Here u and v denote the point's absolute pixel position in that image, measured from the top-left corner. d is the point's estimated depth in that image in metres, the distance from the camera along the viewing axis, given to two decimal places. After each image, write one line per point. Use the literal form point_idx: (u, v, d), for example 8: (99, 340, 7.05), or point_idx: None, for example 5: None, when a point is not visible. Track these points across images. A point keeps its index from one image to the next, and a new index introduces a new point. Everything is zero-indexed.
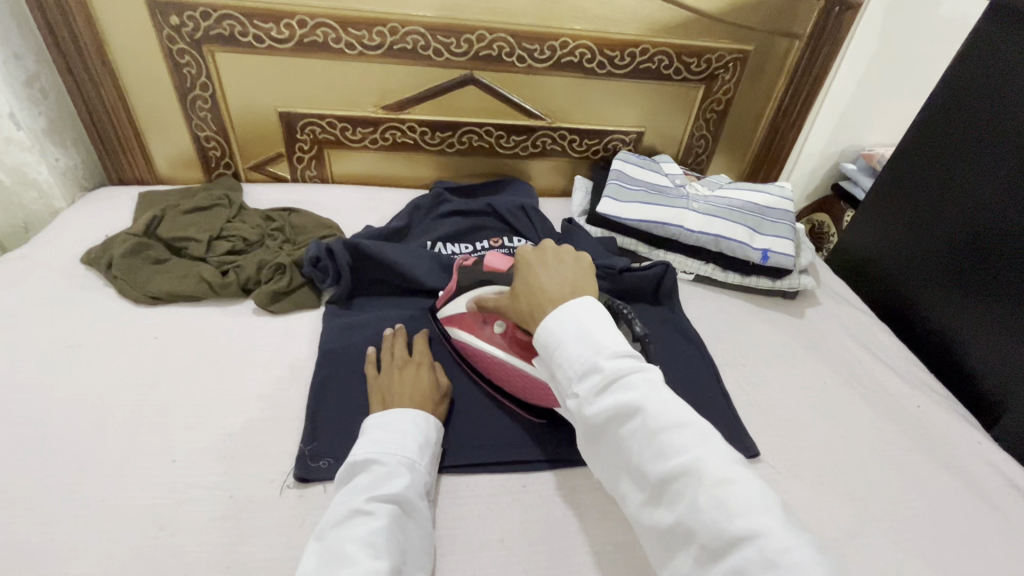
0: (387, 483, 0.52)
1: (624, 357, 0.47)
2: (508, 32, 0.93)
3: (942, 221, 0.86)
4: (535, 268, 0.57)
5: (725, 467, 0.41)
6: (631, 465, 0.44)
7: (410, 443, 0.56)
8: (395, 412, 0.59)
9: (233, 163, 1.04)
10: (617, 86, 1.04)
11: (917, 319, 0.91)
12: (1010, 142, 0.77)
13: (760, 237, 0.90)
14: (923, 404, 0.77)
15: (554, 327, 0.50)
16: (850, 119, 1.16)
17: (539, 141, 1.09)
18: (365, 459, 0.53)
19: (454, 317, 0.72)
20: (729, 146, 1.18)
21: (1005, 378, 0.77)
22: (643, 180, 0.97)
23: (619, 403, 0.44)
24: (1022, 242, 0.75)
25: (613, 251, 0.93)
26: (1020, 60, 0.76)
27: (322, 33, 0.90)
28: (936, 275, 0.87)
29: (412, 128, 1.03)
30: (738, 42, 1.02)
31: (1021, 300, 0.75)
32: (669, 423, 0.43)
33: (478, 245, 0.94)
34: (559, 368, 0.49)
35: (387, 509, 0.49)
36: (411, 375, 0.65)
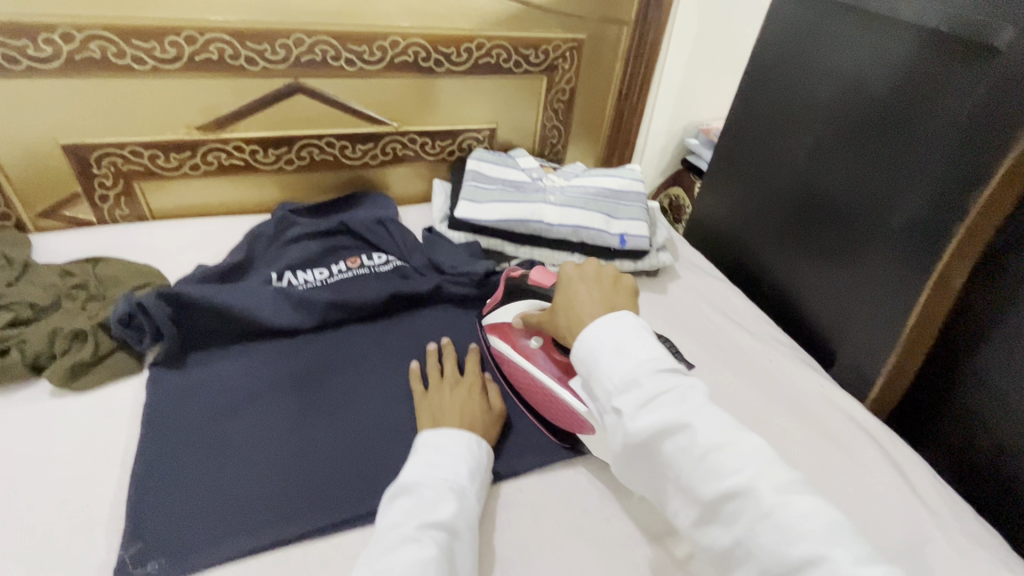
0: (435, 511, 0.53)
1: (663, 371, 0.51)
2: (329, 33, 0.87)
3: (776, 188, 0.93)
4: (575, 284, 0.62)
5: (774, 486, 0.44)
6: (680, 484, 0.47)
7: (461, 470, 0.58)
8: (441, 432, 0.61)
9: (13, 214, 0.86)
10: (462, 82, 1.01)
11: (765, 282, 0.98)
12: (819, 109, 0.85)
13: (615, 222, 0.93)
14: (773, 359, 0.84)
15: (591, 339, 0.55)
16: (687, 95, 1.23)
17: (390, 147, 1.02)
18: (416, 482, 0.55)
19: (496, 326, 0.77)
20: (582, 129, 1.19)
21: (837, 322, 0.85)
22: (501, 178, 0.96)
23: (666, 418, 0.48)
24: (845, 199, 0.82)
25: (479, 254, 0.91)
26: (809, 37, 0.85)
27: (97, 47, 0.77)
28: (771, 231, 0.95)
29: (238, 148, 0.92)
30: (572, 32, 1.04)
31: (850, 250, 0.81)
32: (720, 439, 0.46)
33: (334, 268, 0.86)
34: (601, 384, 0.53)
35: (437, 537, 0.50)
36: (464, 397, 0.67)
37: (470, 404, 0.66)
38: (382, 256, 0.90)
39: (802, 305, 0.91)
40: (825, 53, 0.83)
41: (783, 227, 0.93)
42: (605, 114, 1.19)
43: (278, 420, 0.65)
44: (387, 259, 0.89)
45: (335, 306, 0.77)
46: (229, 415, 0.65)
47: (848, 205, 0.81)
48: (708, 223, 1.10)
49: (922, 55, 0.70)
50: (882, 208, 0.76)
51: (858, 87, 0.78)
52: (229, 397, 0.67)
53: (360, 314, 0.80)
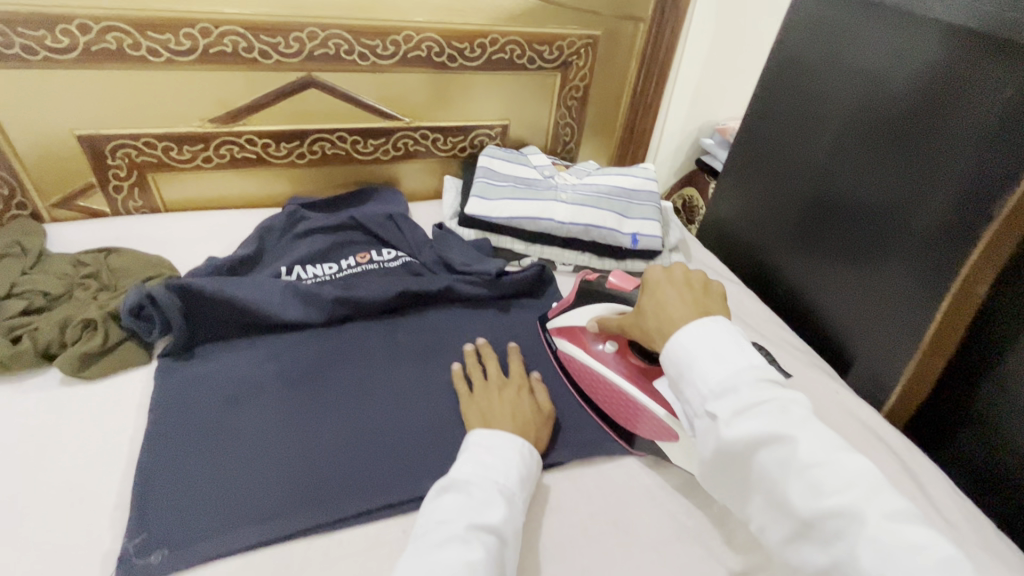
0: (760, 387, 0.64)
1: (761, 382, 0.64)
2: (435, 34, 1.27)
3: (800, 189, 1.15)
4: (663, 287, 0.79)
5: (883, 515, 0.54)
6: (775, 494, 0.60)
7: (752, 357, 0.67)
8: (686, 328, 0.71)
9: (125, 185, 1.29)
10: (495, 79, 1.39)
11: (786, 266, 1.22)
12: (841, 119, 1.04)
13: (627, 222, 1.34)
14: (788, 361, 1.10)
15: (681, 351, 0.70)
16: (703, 96, 1.54)
17: (403, 142, 1.42)
18: (702, 361, 0.67)
19: (570, 330, 1.03)
20: (592, 128, 1.56)
21: (849, 296, 1.08)
22: (514, 176, 1.37)
23: (759, 428, 0.61)
24: (864, 197, 1.02)
25: (485, 251, 1.31)
26: (834, 57, 1.04)
27: (231, 42, 1.17)
28: (795, 225, 1.17)
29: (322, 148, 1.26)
30: (586, 29, 1.37)
31: (866, 239, 1.03)
32: (818, 456, 0.58)
33: (346, 262, 1.24)
34: (694, 386, 0.67)
35: (774, 419, 0.61)
36: (514, 397, 0.94)
37: (522, 406, 0.92)
38: (392, 252, 1.28)
39: (820, 283, 1.14)
40: (849, 72, 1.02)
41: (832, 208, 1.09)
42: (619, 106, 1.53)
43: None
44: None
45: None
46: None
47: (884, 198, 0.99)
48: (759, 206, 1.26)
49: (956, 55, 0.85)
50: (896, 207, 0.97)
51: (879, 101, 0.97)
52: None
53: None
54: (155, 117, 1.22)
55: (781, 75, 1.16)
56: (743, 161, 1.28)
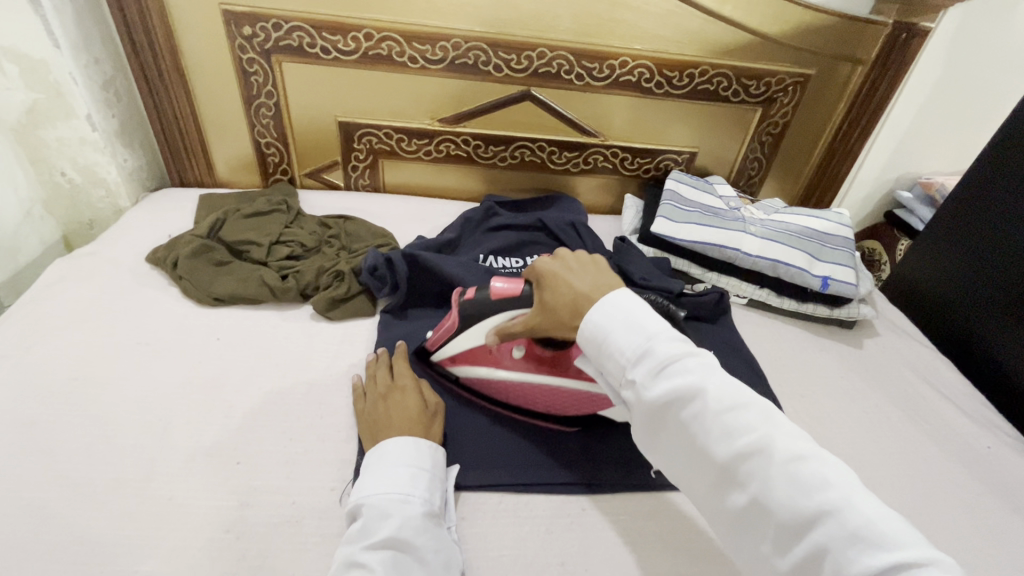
0: (377, 527, 0.49)
1: (676, 340, 0.49)
2: (569, 49, 0.92)
3: (1018, 262, 0.81)
4: (562, 276, 0.57)
5: (795, 443, 0.42)
6: (697, 453, 0.45)
7: (400, 477, 0.53)
8: (377, 453, 0.56)
9: None
10: (675, 107, 1.00)
11: (980, 357, 0.86)
12: None
13: (819, 263, 0.86)
14: (993, 446, 0.74)
15: (596, 321, 0.52)
16: (911, 146, 1.09)
17: (590, 157, 1.06)
18: (362, 503, 0.52)
19: (464, 355, 0.69)
20: (783, 169, 1.10)
21: None
22: (698, 202, 0.95)
23: (678, 386, 0.46)
24: None
25: (667, 272, 0.89)
26: None
27: (387, 47, 0.90)
28: (999, 308, 0.83)
29: (466, 141, 1.02)
30: (799, 66, 0.96)
31: None
32: (732, 402, 0.45)
33: (529, 259, 0.93)
34: (612, 358, 0.50)
35: (383, 556, 0.47)
36: (399, 402, 0.62)
37: (410, 409, 0.62)
38: None
39: None
40: None
41: None
42: (814, 151, 1.08)
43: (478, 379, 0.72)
44: None
45: None
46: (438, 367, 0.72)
47: None
48: (995, 271, 0.84)
49: None
50: None
51: None
52: None
53: None
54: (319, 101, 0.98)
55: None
56: (959, 223, 0.91)
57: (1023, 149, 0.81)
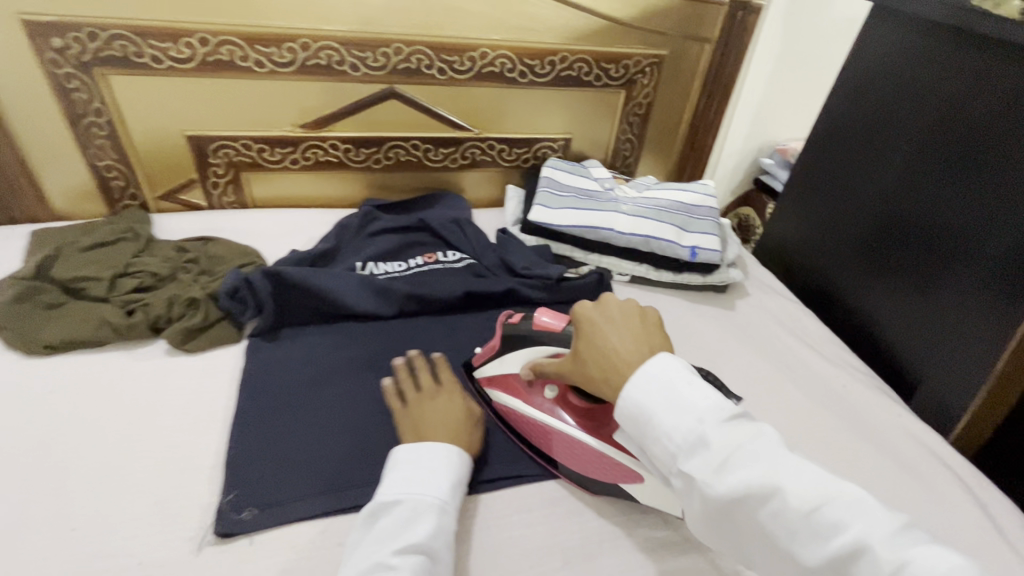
0: (412, 531, 0.50)
1: (730, 420, 0.44)
2: (426, 44, 0.90)
3: (857, 212, 0.88)
4: (601, 328, 0.54)
5: (888, 538, 0.37)
6: (780, 553, 0.40)
7: (442, 486, 0.54)
8: (427, 446, 0.57)
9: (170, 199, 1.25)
10: (542, 95, 1.01)
11: (835, 302, 0.93)
12: (914, 125, 0.79)
13: (687, 235, 0.90)
14: (848, 384, 0.79)
15: (635, 397, 0.48)
16: (764, 116, 1.17)
17: (468, 152, 1.05)
18: (395, 502, 0.52)
19: (498, 381, 0.68)
20: (655, 147, 1.15)
21: (913, 345, 0.80)
22: (574, 186, 0.97)
23: (749, 482, 0.41)
24: (937, 228, 0.76)
25: (549, 259, 0.91)
26: (905, 60, 0.79)
27: (227, 51, 0.84)
28: (850, 256, 0.90)
29: (334, 146, 0.98)
30: (652, 47, 1.00)
31: (937, 287, 0.76)
32: (814, 493, 0.40)
33: (412, 262, 0.90)
34: (662, 444, 0.45)
35: (413, 563, 0.47)
36: (444, 403, 0.62)
37: (452, 413, 0.62)
38: (455, 254, 0.93)
39: (894, 329, 0.83)
40: (919, 73, 0.78)
41: (899, 238, 0.82)
42: (680, 127, 1.12)
43: (357, 394, 0.68)
44: (460, 257, 0.92)
45: (412, 299, 0.80)
46: (312, 387, 0.68)
47: (961, 227, 0.73)
48: (836, 224, 0.92)
49: None
50: (973, 241, 0.72)
51: (960, 108, 0.73)
52: (312, 373, 0.70)
53: (437, 307, 0.82)
54: (166, 119, 0.89)
55: (850, 92, 0.88)
56: (805, 184, 0.97)
57: (852, 108, 0.87)
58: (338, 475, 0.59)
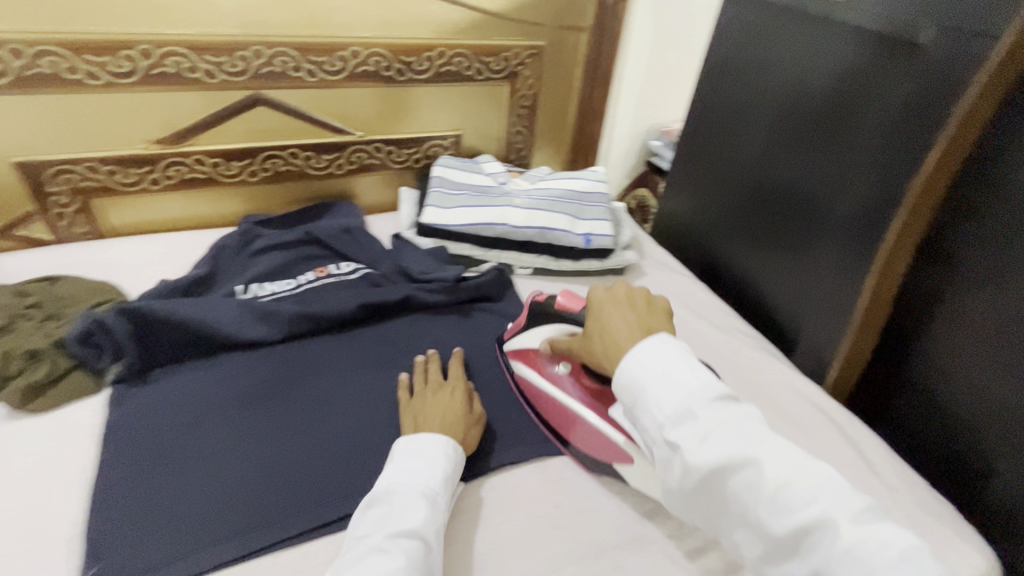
0: (403, 518, 0.50)
1: (720, 401, 0.47)
2: (289, 45, 0.84)
3: (733, 185, 0.91)
4: (607, 309, 0.58)
5: (849, 512, 0.41)
6: (749, 522, 0.43)
7: (434, 476, 0.55)
8: (426, 439, 0.58)
9: None
10: (424, 92, 0.98)
11: (725, 274, 0.97)
12: (768, 97, 0.83)
13: (580, 222, 0.91)
14: (738, 348, 0.84)
15: (636, 371, 0.51)
16: (647, 101, 1.22)
17: (354, 156, 0.99)
18: (389, 492, 0.53)
19: (521, 351, 0.72)
20: (547, 137, 1.15)
21: (789, 307, 0.84)
22: (466, 183, 0.95)
23: (728, 453, 0.44)
24: (796, 193, 0.80)
25: (447, 260, 0.89)
26: (754, 36, 0.83)
27: (49, 63, 0.74)
28: (733, 228, 0.93)
29: (199, 161, 0.89)
30: (530, 39, 1.00)
31: (801, 250, 0.80)
32: (789, 471, 0.43)
33: (301, 278, 0.84)
34: (654, 418, 0.48)
35: (407, 547, 0.48)
36: (446, 399, 0.64)
37: (453, 409, 0.63)
38: (349, 265, 0.88)
39: (774, 294, 0.87)
40: (767, 48, 0.82)
41: (768, 206, 0.85)
42: (568, 115, 1.14)
43: (241, 431, 0.63)
44: (355, 267, 0.87)
45: (300, 319, 0.74)
46: (187, 432, 0.62)
47: (814, 189, 0.77)
48: (716, 199, 0.95)
49: (852, 50, 0.70)
50: (825, 202, 0.76)
51: (803, 77, 0.77)
52: (190, 414, 0.64)
53: (330, 325, 0.77)
54: None
55: (716, 71, 0.91)
56: (689, 162, 1.00)
57: (719, 87, 0.91)
58: (221, 523, 0.55)
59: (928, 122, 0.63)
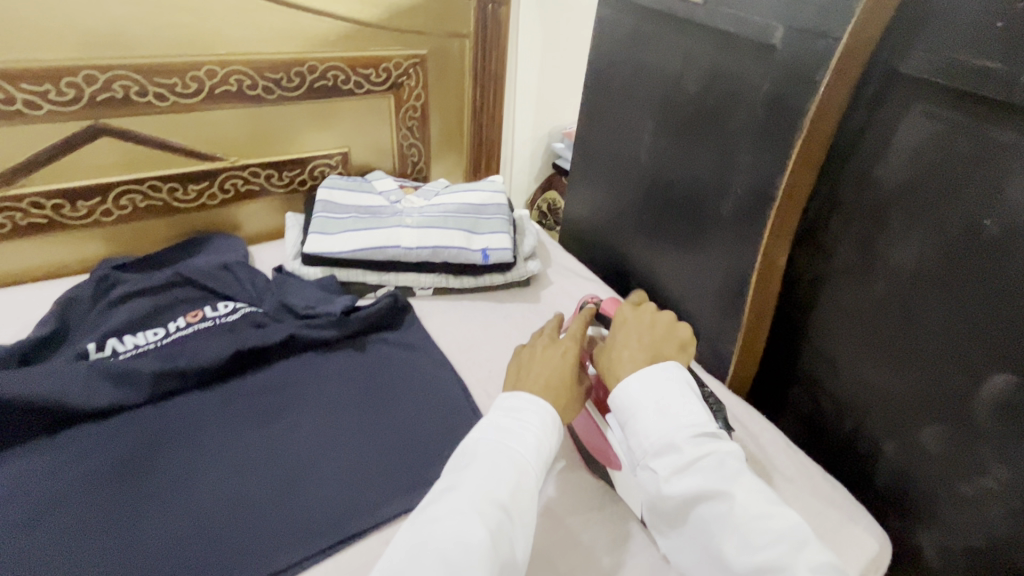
0: (494, 482, 0.47)
1: (703, 435, 0.50)
2: (129, 68, 0.76)
3: (628, 185, 0.90)
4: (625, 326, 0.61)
5: (806, 559, 0.43)
6: (712, 550, 0.47)
7: (530, 444, 0.51)
8: (524, 398, 0.54)
9: None
10: (300, 110, 0.91)
11: (628, 276, 0.96)
12: (649, 96, 0.82)
13: (477, 237, 0.88)
14: None
15: (629, 397, 0.54)
16: (545, 104, 1.22)
17: (228, 184, 0.90)
18: (486, 447, 0.50)
19: None
20: (445, 148, 1.10)
21: (686, 305, 0.84)
22: (354, 204, 0.90)
23: (701, 484, 0.47)
24: (684, 191, 0.79)
25: (337, 290, 0.83)
26: (629, 36, 0.83)
27: None
28: (631, 228, 0.92)
29: (36, 204, 0.78)
30: (411, 47, 0.95)
31: (693, 247, 0.80)
32: (757, 510, 0.46)
33: (171, 325, 0.76)
34: (640, 440, 0.52)
35: (492, 515, 0.45)
36: (556, 356, 0.60)
37: (561, 370, 0.58)
38: (228, 305, 0.80)
39: (671, 292, 0.86)
40: (643, 48, 0.81)
41: (661, 204, 0.85)
42: (463, 122, 1.09)
43: (85, 520, 0.55)
44: (235, 307, 0.80)
45: (164, 374, 0.67)
46: (16, 531, 0.53)
47: (698, 186, 0.77)
48: (614, 202, 0.94)
49: (717, 49, 0.71)
50: (709, 199, 0.76)
51: (676, 76, 0.77)
52: (26, 504, 0.55)
53: (201, 377, 0.69)
54: None
55: (600, 72, 0.90)
56: (587, 164, 0.99)
57: (605, 87, 0.90)
58: None
59: (788, 117, 0.64)
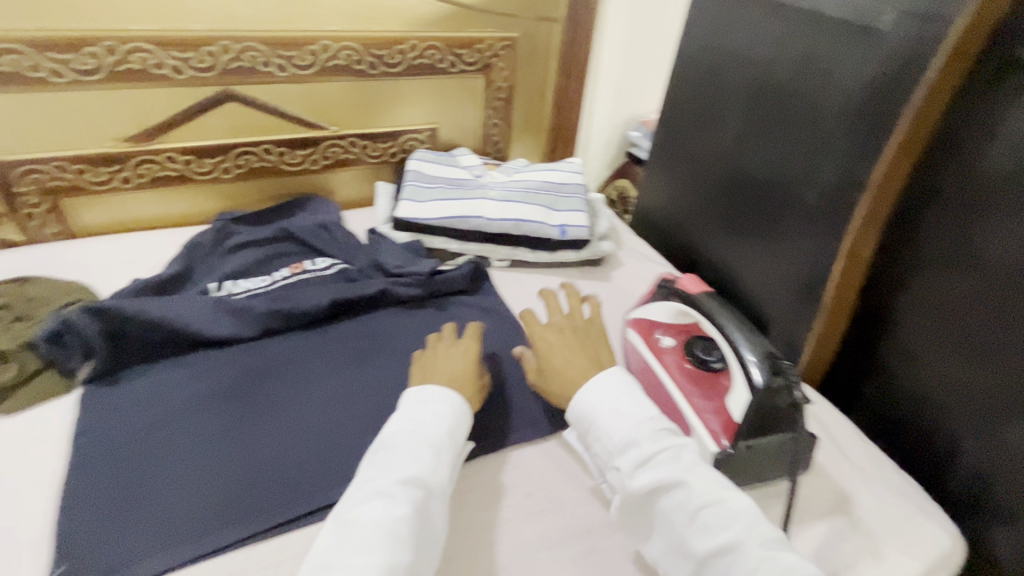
0: (411, 463, 0.51)
1: (659, 434, 0.53)
2: (257, 40, 0.84)
3: (706, 171, 0.91)
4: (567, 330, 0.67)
5: (760, 541, 0.46)
6: (673, 541, 0.48)
7: (440, 428, 0.55)
8: (427, 393, 0.59)
9: None
10: (398, 86, 0.97)
11: (698, 263, 0.96)
12: (738, 80, 0.83)
13: (555, 214, 0.92)
14: None
15: (588, 404, 0.58)
16: (625, 92, 1.23)
17: (329, 151, 0.98)
18: (393, 434, 0.54)
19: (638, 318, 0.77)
20: (525, 129, 1.15)
21: (753, 293, 0.84)
22: (441, 176, 0.96)
23: (660, 477, 0.50)
24: (767, 177, 0.79)
25: (423, 254, 0.89)
26: (723, 20, 0.84)
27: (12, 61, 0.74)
28: (705, 216, 0.93)
29: (171, 158, 0.88)
30: (504, 30, 1.00)
31: (768, 233, 0.80)
32: (709, 497, 0.48)
33: (276, 274, 0.84)
34: (601, 441, 0.55)
35: (412, 493, 0.49)
36: (455, 358, 0.65)
37: (462, 373, 0.63)
38: (325, 261, 0.87)
39: (741, 279, 0.86)
40: (737, 33, 0.82)
41: (739, 191, 0.85)
42: (545, 105, 1.13)
43: (210, 428, 0.63)
44: (331, 263, 0.87)
45: (272, 315, 0.75)
46: (154, 431, 0.62)
47: (782, 173, 0.77)
48: (689, 188, 0.95)
49: (817, 33, 0.70)
50: (793, 186, 0.76)
51: (770, 60, 0.77)
52: (162, 410, 0.64)
53: (302, 321, 0.77)
54: None
55: (688, 58, 0.91)
56: (665, 150, 1.00)
57: (691, 73, 0.91)
58: (192, 519, 0.55)
59: (888, 103, 0.63)
